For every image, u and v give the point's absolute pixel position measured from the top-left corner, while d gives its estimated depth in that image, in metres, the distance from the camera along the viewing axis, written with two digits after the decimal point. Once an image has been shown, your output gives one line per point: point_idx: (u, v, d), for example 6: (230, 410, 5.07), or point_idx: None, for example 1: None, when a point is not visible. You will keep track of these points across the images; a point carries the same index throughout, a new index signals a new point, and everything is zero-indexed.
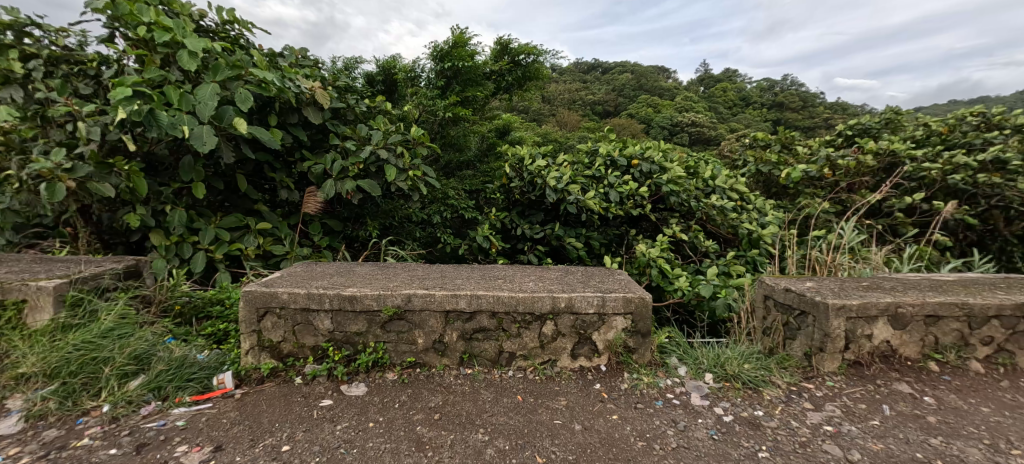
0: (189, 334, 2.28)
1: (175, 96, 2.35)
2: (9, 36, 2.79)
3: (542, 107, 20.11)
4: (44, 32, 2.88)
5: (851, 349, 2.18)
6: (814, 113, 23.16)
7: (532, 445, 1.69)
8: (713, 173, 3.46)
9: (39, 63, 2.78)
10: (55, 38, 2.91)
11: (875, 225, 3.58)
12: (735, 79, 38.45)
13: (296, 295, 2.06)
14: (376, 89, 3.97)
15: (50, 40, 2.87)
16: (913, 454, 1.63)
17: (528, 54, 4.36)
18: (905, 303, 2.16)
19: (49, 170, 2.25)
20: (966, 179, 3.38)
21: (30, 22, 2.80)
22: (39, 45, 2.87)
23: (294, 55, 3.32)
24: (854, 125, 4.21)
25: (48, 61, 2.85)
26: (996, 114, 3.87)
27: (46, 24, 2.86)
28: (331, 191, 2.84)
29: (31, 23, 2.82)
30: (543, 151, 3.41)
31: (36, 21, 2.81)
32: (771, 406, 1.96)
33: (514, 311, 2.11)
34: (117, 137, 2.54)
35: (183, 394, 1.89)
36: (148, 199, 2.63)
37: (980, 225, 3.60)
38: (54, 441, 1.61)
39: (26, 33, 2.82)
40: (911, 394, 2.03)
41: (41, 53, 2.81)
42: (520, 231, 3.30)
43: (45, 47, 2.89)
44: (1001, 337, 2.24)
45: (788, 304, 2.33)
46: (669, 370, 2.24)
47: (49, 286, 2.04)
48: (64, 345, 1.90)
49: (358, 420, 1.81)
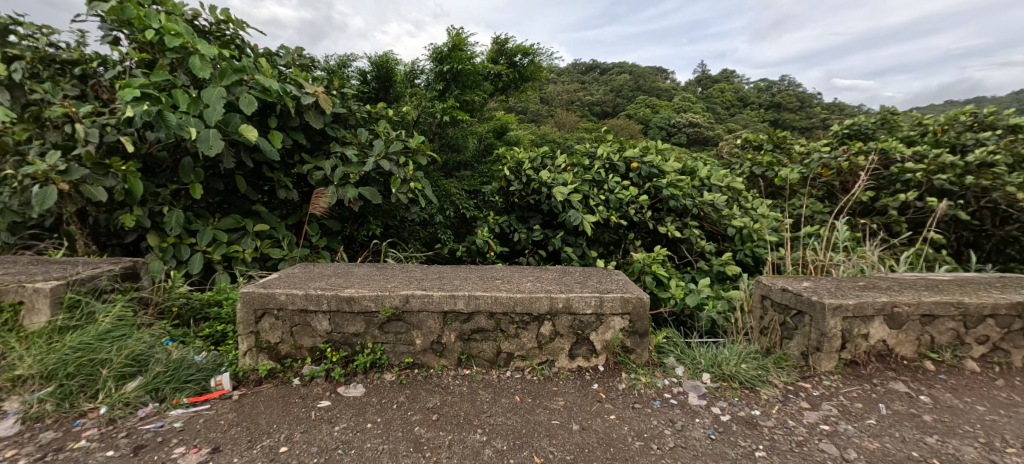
0: (187, 335, 2.28)
1: (184, 99, 2.38)
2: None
3: (540, 107, 20.18)
4: (27, 31, 2.88)
5: (847, 348, 2.19)
6: (811, 114, 23.22)
7: (530, 444, 1.69)
8: (710, 173, 3.49)
9: (21, 64, 2.73)
10: (40, 37, 2.90)
11: (870, 225, 3.60)
12: (732, 80, 38.59)
13: (294, 296, 2.06)
14: (372, 90, 3.96)
15: (34, 40, 2.87)
16: (909, 453, 1.64)
17: (525, 54, 4.39)
18: (901, 302, 2.17)
19: (43, 173, 2.28)
20: (959, 179, 3.42)
21: (13, 21, 2.80)
22: (23, 44, 2.86)
23: (290, 54, 3.32)
24: (848, 125, 4.23)
25: (38, 62, 2.84)
26: (988, 113, 3.91)
27: (28, 22, 2.85)
28: (334, 198, 2.85)
29: (14, 22, 2.81)
30: (543, 154, 3.43)
31: (18, 19, 2.80)
32: (768, 406, 1.97)
33: (512, 311, 2.12)
34: (114, 139, 2.54)
35: (180, 396, 1.89)
36: (146, 200, 2.63)
37: (975, 225, 3.62)
38: (51, 443, 1.61)
39: (11, 32, 2.82)
40: (907, 393, 2.04)
41: (34, 54, 2.80)
42: (519, 233, 3.31)
43: (30, 46, 2.87)
44: (996, 336, 2.25)
45: (785, 304, 2.34)
46: (667, 369, 2.25)
47: (46, 288, 2.04)
48: (61, 347, 1.89)
49: (356, 421, 1.81)
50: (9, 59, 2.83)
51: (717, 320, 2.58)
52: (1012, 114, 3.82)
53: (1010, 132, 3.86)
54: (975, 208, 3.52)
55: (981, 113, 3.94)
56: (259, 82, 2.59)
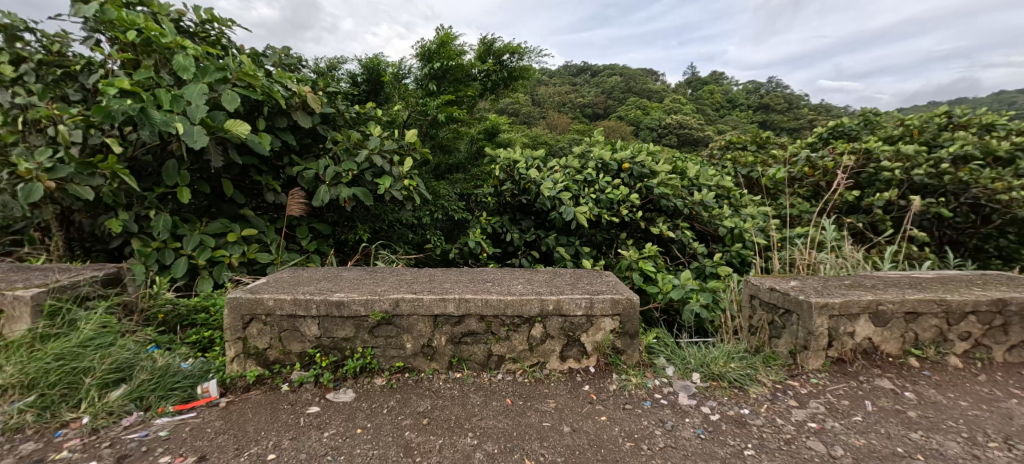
0: (173, 342, 2.24)
1: (166, 97, 2.34)
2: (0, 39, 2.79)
3: (530, 109, 20.11)
4: (37, 37, 2.88)
5: (835, 346, 2.21)
6: (799, 116, 23.48)
7: (520, 447, 1.69)
8: (699, 173, 3.52)
9: (28, 66, 2.74)
10: (48, 43, 2.90)
11: (856, 223, 3.65)
12: (720, 81, 39.04)
13: (282, 301, 2.04)
14: (362, 92, 3.94)
15: (42, 45, 2.86)
16: (894, 449, 1.67)
17: (512, 53, 4.27)
18: (886, 300, 2.20)
19: (27, 171, 2.24)
20: (939, 177, 3.49)
21: (25, 26, 2.82)
22: (30, 49, 2.86)
23: (277, 54, 3.31)
24: (832, 127, 4.33)
25: (39, 66, 2.83)
26: (963, 114, 4.02)
27: (41, 30, 2.87)
28: (325, 197, 2.82)
29: (26, 27, 2.83)
30: (535, 155, 3.44)
31: (25, 25, 2.82)
32: (757, 404, 1.98)
33: (503, 314, 2.11)
34: (97, 141, 2.51)
35: (165, 404, 1.87)
36: (131, 205, 2.60)
37: (956, 225, 3.69)
38: (31, 455, 1.58)
39: (18, 38, 2.82)
40: (893, 390, 2.07)
41: (32, 57, 2.79)
42: (510, 235, 3.32)
43: (36, 51, 2.87)
44: (978, 332, 2.29)
45: (773, 303, 2.36)
46: (658, 370, 2.26)
47: (27, 295, 2.00)
48: (42, 355, 1.84)
49: (346, 427, 1.79)
50: (13, 63, 2.82)
51: (702, 313, 2.58)
52: (984, 115, 3.93)
53: (987, 131, 3.96)
54: (955, 206, 3.56)
55: (958, 113, 4.05)
56: (243, 78, 2.57)
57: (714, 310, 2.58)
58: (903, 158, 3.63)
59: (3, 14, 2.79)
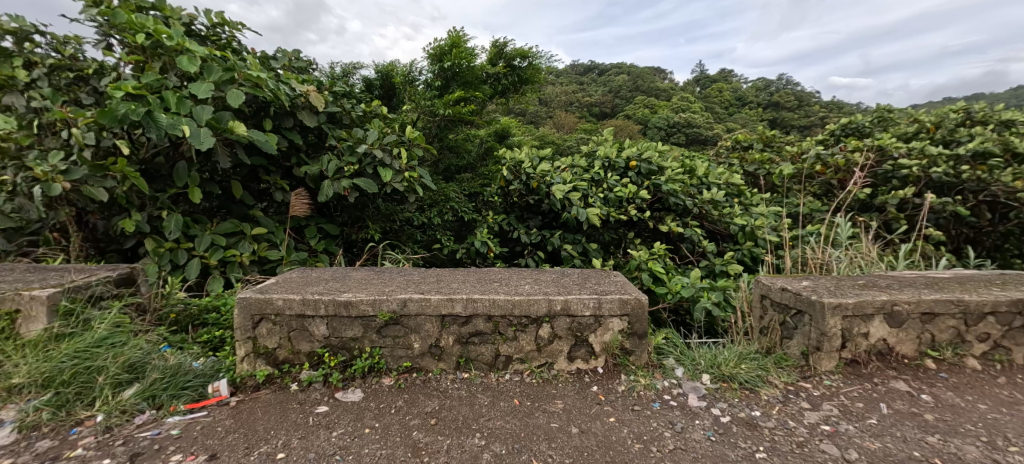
0: (185, 341, 2.27)
1: (174, 100, 2.37)
2: (11, 42, 2.84)
3: (537, 109, 20.05)
4: (47, 40, 2.93)
5: (848, 348, 2.18)
6: (810, 113, 23.13)
7: (528, 448, 1.68)
8: (708, 171, 3.49)
9: (40, 71, 2.79)
10: (57, 46, 2.93)
11: (870, 222, 3.58)
12: (730, 79, 38.76)
13: (291, 301, 2.05)
14: (373, 95, 3.99)
15: (50, 47, 2.90)
16: (910, 453, 1.63)
17: (523, 57, 4.27)
18: (900, 301, 2.16)
19: (43, 172, 2.29)
20: (957, 174, 3.41)
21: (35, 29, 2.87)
22: (41, 53, 2.90)
23: (287, 57, 3.34)
24: (845, 125, 4.26)
25: (51, 69, 2.87)
26: (980, 110, 3.93)
27: (50, 32, 2.91)
28: (328, 191, 2.85)
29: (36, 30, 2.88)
30: (543, 155, 3.42)
31: (37, 28, 2.86)
32: (768, 406, 1.96)
33: (510, 314, 2.10)
34: (109, 143, 2.54)
35: (177, 403, 1.89)
36: (144, 206, 2.64)
37: (975, 224, 3.59)
38: (47, 452, 1.60)
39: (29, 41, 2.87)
40: (908, 392, 2.02)
41: (45, 61, 2.84)
42: (518, 234, 3.32)
43: (47, 54, 2.91)
44: (997, 333, 2.24)
45: (785, 303, 2.33)
46: (667, 371, 2.24)
47: (43, 295, 2.03)
48: (56, 355, 1.86)
49: (353, 427, 1.80)
50: (26, 66, 2.87)
51: (711, 312, 2.56)
52: (1003, 111, 3.84)
53: (1005, 127, 3.86)
54: (972, 204, 3.48)
55: (977, 109, 3.96)
56: (249, 78, 2.59)
57: (721, 311, 2.56)
58: (919, 155, 3.55)
59: (13, 18, 2.84)
